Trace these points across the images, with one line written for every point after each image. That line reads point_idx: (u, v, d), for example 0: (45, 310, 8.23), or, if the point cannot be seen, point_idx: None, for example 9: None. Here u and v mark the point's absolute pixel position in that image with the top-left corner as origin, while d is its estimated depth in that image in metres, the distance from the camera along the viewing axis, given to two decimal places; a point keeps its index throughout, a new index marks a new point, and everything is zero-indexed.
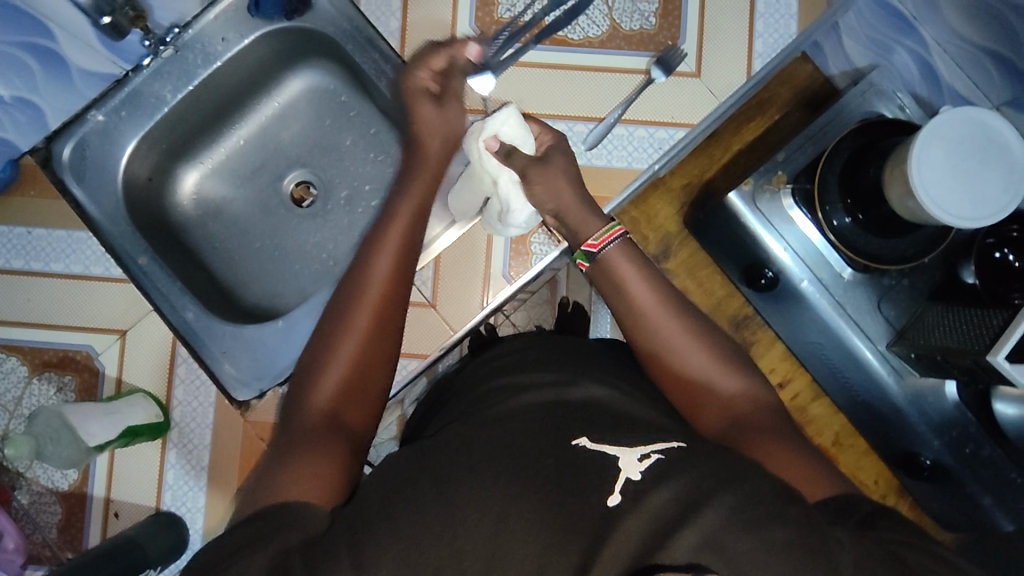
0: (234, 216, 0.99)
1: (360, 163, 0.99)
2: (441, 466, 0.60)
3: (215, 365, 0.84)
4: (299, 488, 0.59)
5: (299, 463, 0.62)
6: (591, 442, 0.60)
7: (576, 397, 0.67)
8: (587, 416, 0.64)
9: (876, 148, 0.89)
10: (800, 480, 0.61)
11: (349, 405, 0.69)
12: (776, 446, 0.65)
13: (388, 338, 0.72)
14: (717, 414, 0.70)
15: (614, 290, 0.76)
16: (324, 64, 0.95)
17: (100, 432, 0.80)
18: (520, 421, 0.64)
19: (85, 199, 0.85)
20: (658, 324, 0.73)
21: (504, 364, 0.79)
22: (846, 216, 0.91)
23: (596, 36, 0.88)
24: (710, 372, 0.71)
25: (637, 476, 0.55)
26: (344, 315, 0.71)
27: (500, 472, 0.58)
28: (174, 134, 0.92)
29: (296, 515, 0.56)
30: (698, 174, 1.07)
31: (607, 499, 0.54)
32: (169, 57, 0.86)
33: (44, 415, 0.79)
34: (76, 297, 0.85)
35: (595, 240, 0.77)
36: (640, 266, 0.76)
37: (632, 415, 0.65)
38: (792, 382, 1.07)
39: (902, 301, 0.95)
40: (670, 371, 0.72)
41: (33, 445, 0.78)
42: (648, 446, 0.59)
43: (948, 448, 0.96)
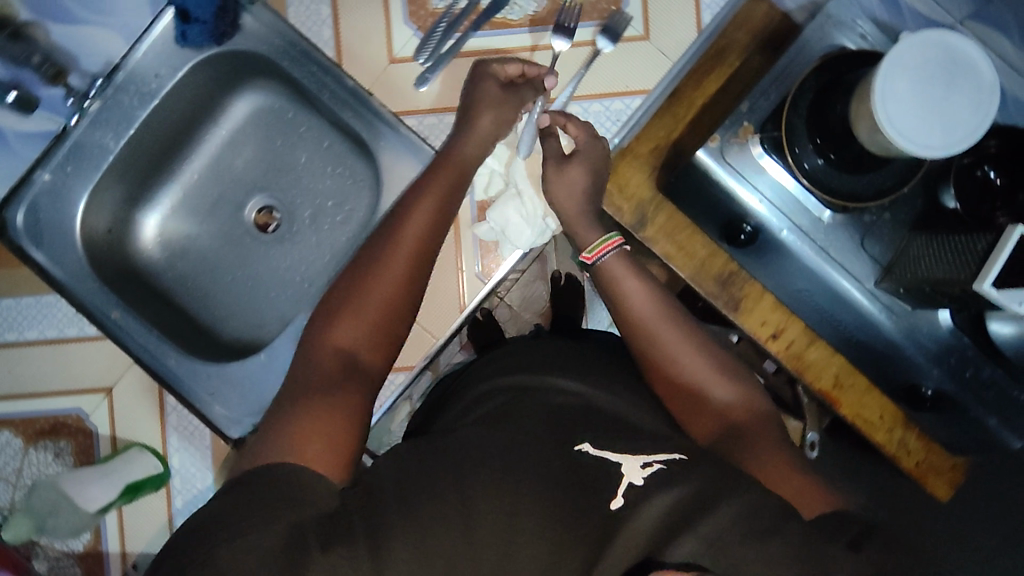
0: (201, 251, 0.97)
1: (318, 178, 0.97)
2: (445, 456, 0.61)
3: (205, 408, 0.83)
4: (313, 444, 0.59)
5: (306, 417, 0.61)
6: (593, 447, 0.63)
7: (569, 402, 0.71)
8: (583, 422, 0.68)
9: (841, 82, 0.86)
10: (797, 497, 0.63)
11: (374, 348, 0.69)
12: (767, 454, 0.67)
13: (399, 317, 0.71)
14: (710, 421, 0.72)
15: (611, 296, 0.78)
16: (268, 85, 0.93)
17: (99, 495, 0.81)
18: (522, 424, 0.67)
19: (47, 262, 0.83)
20: (654, 332, 0.75)
21: (496, 371, 0.81)
22: (818, 157, 0.89)
23: (536, 13, 0.84)
24: (705, 377, 0.73)
25: (640, 482, 0.58)
26: (353, 287, 0.70)
27: (506, 462, 0.60)
28: (126, 180, 0.90)
29: (307, 482, 0.55)
30: (664, 136, 1.04)
31: (611, 503, 0.57)
32: (98, 109, 0.84)
33: (41, 489, 0.81)
34: (56, 362, 0.84)
35: (589, 253, 0.79)
36: (636, 273, 0.78)
37: (621, 415, 0.70)
38: (786, 331, 1.02)
39: (885, 234, 0.94)
40: (666, 378, 0.74)
41: (34, 520, 0.82)
42: (652, 455, 0.61)
43: (948, 375, 0.97)
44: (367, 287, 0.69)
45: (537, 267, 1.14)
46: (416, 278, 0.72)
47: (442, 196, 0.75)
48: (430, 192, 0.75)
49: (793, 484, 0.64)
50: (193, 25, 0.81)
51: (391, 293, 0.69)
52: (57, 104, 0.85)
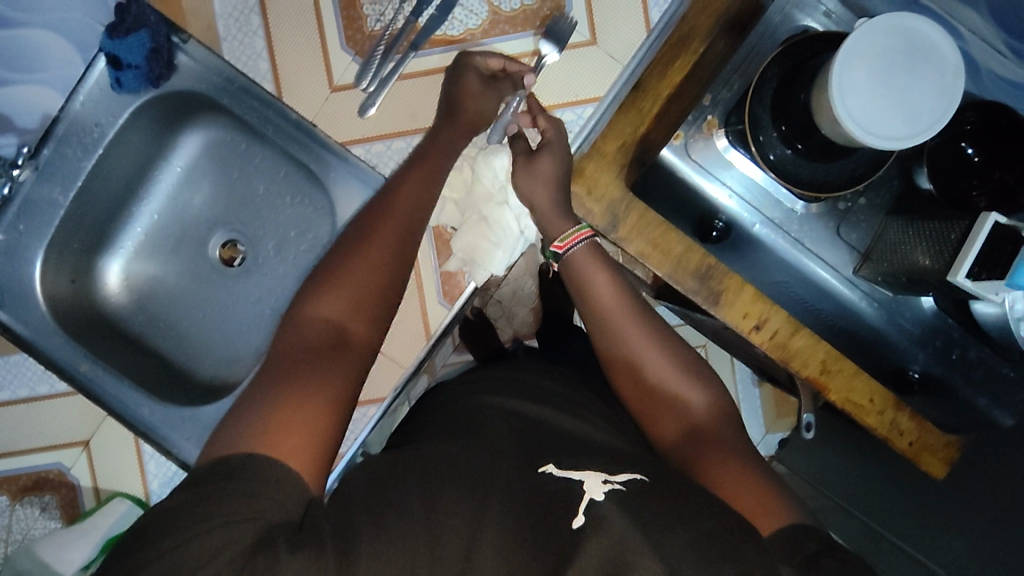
0: (169, 292, 0.97)
1: (277, 208, 0.95)
2: (401, 468, 0.58)
3: (183, 453, 0.84)
4: (289, 438, 0.55)
5: (283, 408, 0.57)
6: (558, 468, 0.60)
7: (536, 424, 0.69)
8: (555, 443, 0.66)
9: (804, 69, 0.82)
10: (755, 512, 0.58)
11: (360, 319, 0.66)
12: (731, 464, 0.63)
13: (383, 306, 0.68)
14: (675, 426, 0.69)
15: (579, 292, 0.75)
16: (214, 119, 0.91)
17: (79, 554, 0.82)
18: (493, 442, 0.64)
19: (10, 320, 0.83)
20: (621, 330, 0.73)
21: (465, 394, 0.78)
22: (785, 147, 0.85)
23: (476, 26, 0.83)
24: (669, 380, 0.70)
25: (601, 498, 0.55)
26: (333, 270, 0.67)
27: (478, 479, 0.57)
28: (83, 230, 0.89)
29: (277, 480, 0.52)
30: (632, 132, 0.97)
31: (571, 523, 0.53)
32: (27, 179, 0.82)
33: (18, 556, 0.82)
34: (31, 420, 0.85)
35: (561, 243, 0.77)
36: (604, 267, 0.76)
37: (589, 437, 0.68)
38: (768, 322, 0.97)
39: (863, 220, 0.91)
40: (630, 380, 0.72)
41: None
42: (613, 476, 0.58)
43: (934, 358, 0.95)
44: (346, 274, 0.67)
45: (524, 262, 1.06)
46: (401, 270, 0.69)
47: (424, 187, 0.74)
48: (414, 181, 0.73)
49: (750, 497, 0.60)
50: (127, 70, 0.79)
51: (366, 279, 0.66)
52: None
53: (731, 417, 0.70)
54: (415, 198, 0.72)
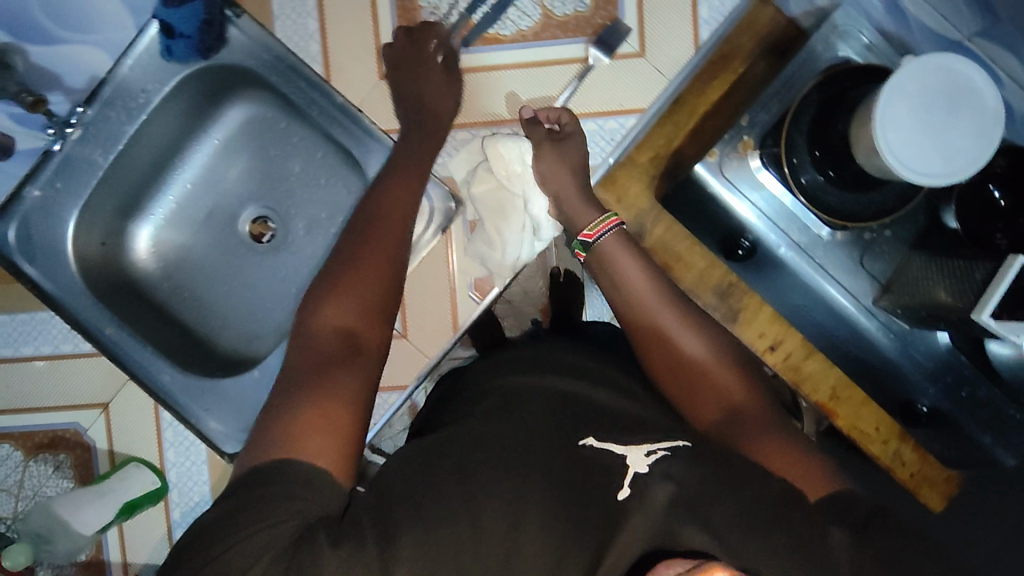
0: (197, 262, 0.97)
1: (312, 189, 0.96)
2: (449, 451, 0.59)
3: (201, 423, 0.84)
4: (317, 436, 0.57)
5: (311, 411, 0.59)
6: (597, 442, 0.60)
7: (555, 399, 0.68)
8: (585, 418, 0.65)
9: (845, 99, 0.83)
10: (801, 477, 0.60)
11: (369, 325, 0.67)
12: (776, 442, 0.64)
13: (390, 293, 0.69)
14: (714, 406, 0.69)
15: (611, 278, 0.75)
16: (260, 96, 0.91)
17: (96, 516, 0.82)
18: (531, 412, 0.65)
19: (40, 277, 0.84)
20: (652, 312, 0.73)
21: (494, 376, 0.77)
22: (817, 173, 0.87)
23: (528, 28, 0.82)
24: (707, 364, 0.71)
25: (645, 470, 0.55)
26: (345, 274, 0.68)
27: (510, 459, 0.58)
28: (118, 193, 0.90)
29: (314, 481, 0.54)
30: (665, 144, 1.01)
31: (617, 493, 0.54)
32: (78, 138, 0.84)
33: (36, 514, 0.83)
34: (54, 377, 0.85)
35: (591, 231, 0.77)
36: (633, 254, 0.76)
37: (611, 410, 0.67)
38: (783, 343, 1.01)
39: (886, 253, 0.92)
40: (667, 363, 0.71)
41: (29, 549, 0.83)
42: (656, 445, 0.59)
43: (944, 394, 0.96)
44: (353, 271, 0.68)
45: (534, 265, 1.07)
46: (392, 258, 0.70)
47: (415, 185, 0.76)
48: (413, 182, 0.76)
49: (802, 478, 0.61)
50: (178, 40, 0.80)
51: (376, 279, 0.68)
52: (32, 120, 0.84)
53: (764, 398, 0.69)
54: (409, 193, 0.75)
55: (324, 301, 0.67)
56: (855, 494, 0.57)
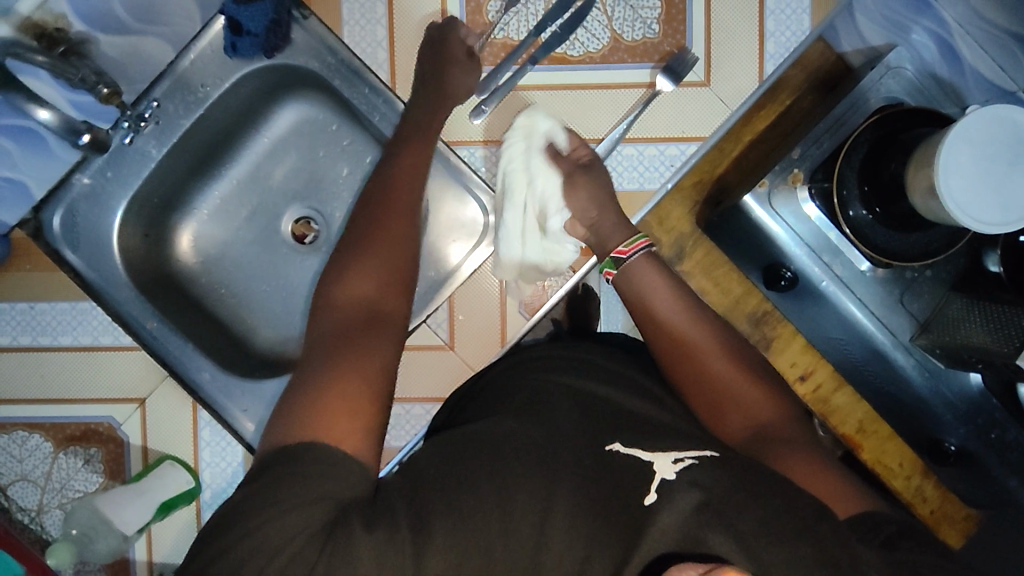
0: (236, 258, 0.96)
1: (358, 192, 0.95)
2: (480, 451, 0.57)
3: (237, 423, 0.83)
4: (341, 421, 0.57)
5: (329, 389, 0.58)
6: (624, 446, 0.59)
7: (580, 398, 0.67)
8: (609, 417, 0.63)
9: (897, 140, 0.85)
10: (832, 494, 0.62)
11: (387, 300, 0.67)
12: (807, 465, 0.64)
13: (405, 276, 0.69)
14: (740, 422, 0.70)
15: (639, 297, 0.75)
16: (314, 97, 0.91)
17: (136, 516, 0.80)
18: (557, 412, 0.64)
19: (83, 266, 0.82)
20: (681, 330, 0.73)
21: (512, 376, 0.75)
22: (863, 208, 0.88)
23: (596, 50, 0.83)
24: (735, 382, 0.71)
25: (673, 477, 0.55)
26: (358, 263, 0.68)
27: (543, 456, 0.57)
28: (165, 186, 0.88)
29: (336, 463, 0.54)
30: (709, 170, 1.02)
31: (642, 498, 0.53)
32: (151, 129, 0.83)
33: (78, 511, 0.80)
34: (91, 368, 0.84)
35: (625, 248, 0.76)
36: (663, 274, 0.76)
37: (634, 410, 0.66)
38: (814, 373, 1.06)
39: (926, 292, 0.93)
40: (694, 373, 0.72)
41: (73, 550, 0.79)
42: (682, 452, 0.58)
43: (973, 434, 0.96)
44: (370, 251, 0.69)
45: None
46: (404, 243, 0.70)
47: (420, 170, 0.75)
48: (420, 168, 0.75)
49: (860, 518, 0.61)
50: (245, 38, 0.79)
51: (390, 258, 0.69)
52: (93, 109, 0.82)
53: (791, 413, 0.71)
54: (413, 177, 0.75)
55: (340, 286, 0.67)
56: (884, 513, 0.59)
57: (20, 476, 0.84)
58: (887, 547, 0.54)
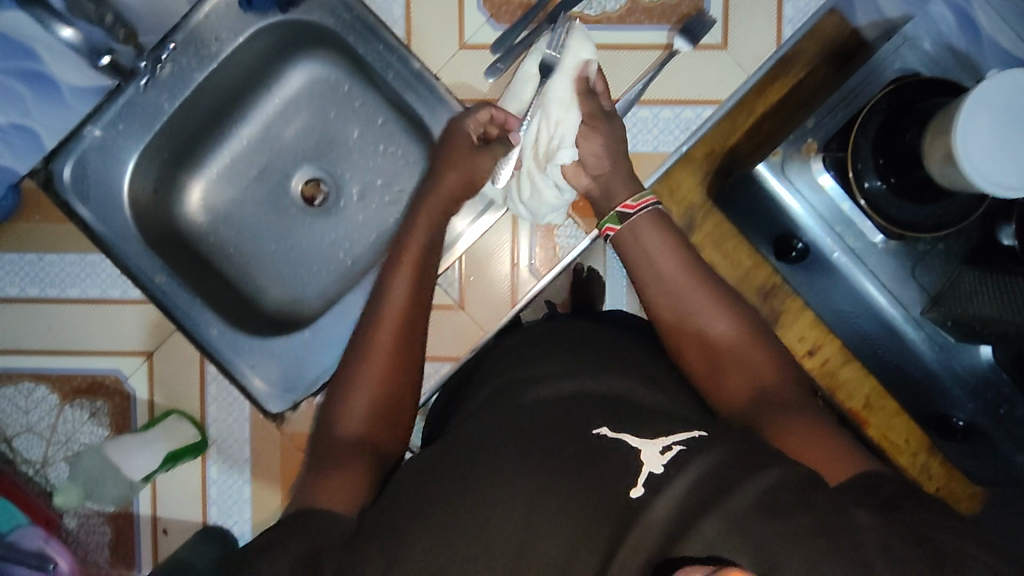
0: (246, 218, 0.96)
1: (369, 155, 0.95)
2: (468, 449, 0.56)
3: (245, 379, 0.83)
4: (334, 490, 0.58)
5: (328, 470, 0.60)
6: (611, 431, 0.54)
7: (564, 387, 0.62)
8: (596, 403, 0.59)
9: (913, 110, 0.83)
10: (826, 463, 0.55)
11: (396, 385, 0.68)
12: (809, 429, 0.58)
13: (413, 336, 0.70)
14: (744, 385, 0.65)
15: (638, 257, 0.72)
16: (326, 56, 0.90)
17: (143, 464, 0.82)
18: (533, 406, 0.60)
19: (92, 218, 0.82)
20: (681, 296, 0.70)
21: (509, 357, 0.74)
22: (878, 179, 0.87)
23: (613, 11, 0.83)
24: (742, 349, 0.67)
25: (661, 470, 0.49)
26: (371, 328, 0.70)
27: (530, 453, 0.54)
28: (175, 141, 0.87)
29: (321, 518, 0.54)
30: (721, 142, 1.02)
31: (628, 491, 0.49)
32: (168, 73, 0.81)
33: (87, 456, 0.83)
34: (98, 321, 0.84)
35: (632, 203, 0.73)
36: (666, 234, 0.73)
37: (624, 395, 0.61)
38: (822, 348, 1.07)
39: (937, 265, 0.91)
40: (692, 344, 0.69)
41: (81, 488, 0.83)
42: (670, 437, 0.52)
43: (982, 410, 0.96)
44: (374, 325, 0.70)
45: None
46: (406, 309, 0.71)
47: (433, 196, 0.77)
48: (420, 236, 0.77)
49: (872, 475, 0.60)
50: None
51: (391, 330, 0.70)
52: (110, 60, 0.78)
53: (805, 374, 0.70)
54: (431, 221, 0.79)
55: (349, 369, 0.69)
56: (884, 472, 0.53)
57: (25, 428, 0.84)
58: (886, 508, 0.48)
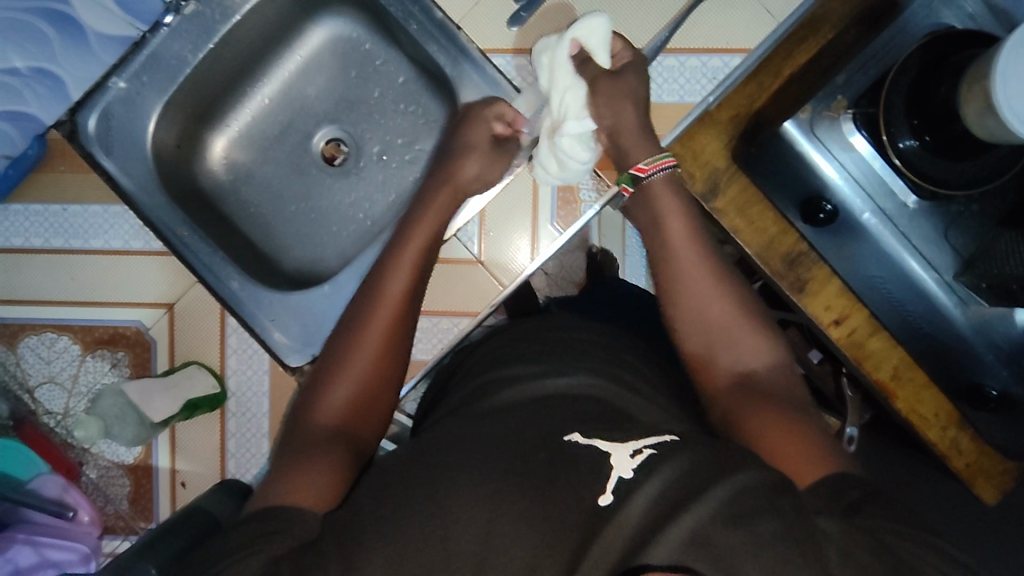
0: (266, 179, 0.96)
1: (389, 115, 0.94)
2: (439, 451, 0.57)
3: (265, 333, 0.83)
4: (307, 486, 0.58)
5: (303, 463, 0.60)
6: (582, 438, 0.56)
7: (535, 390, 0.64)
8: (569, 406, 0.61)
9: (946, 63, 0.80)
10: (790, 460, 0.56)
11: (374, 391, 0.67)
12: (784, 424, 0.59)
13: (395, 350, 0.70)
14: (727, 371, 0.66)
15: (652, 221, 0.73)
16: (349, 12, 0.90)
17: (162, 407, 0.82)
18: (522, 412, 0.60)
19: (116, 170, 0.82)
20: (687, 268, 0.69)
21: (490, 358, 0.74)
22: (912, 138, 0.84)
23: None
24: (733, 326, 0.67)
25: (630, 474, 0.51)
26: (360, 324, 0.70)
27: (505, 461, 0.54)
28: (198, 96, 0.87)
29: (293, 517, 0.54)
30: (747, 104, 1.00)
31: (599, 497, 0.50)
32: (191, 13, 0.81)
33: (108, 395, 0.83)
34: (121, 272, 0.86)
35: (645, 166, 0.75)
36: (680, 202, 0.74)
37: (596, 398, 0.62)
38: (848, 318, 1.03)
39: (972, 228, 0.88)
40: (693, 328, 0.68)
41: (100, 424, 0.82)
42: (641, 442, 0.55)
43: (1016, 378, 0.93)
44: (360, 326, 0.70)
45: (575, 237, 1.02)
46: (399, 310, 0.71)
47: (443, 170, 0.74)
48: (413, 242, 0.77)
49: None
50: None
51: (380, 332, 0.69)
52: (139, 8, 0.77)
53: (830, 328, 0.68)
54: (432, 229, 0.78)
55: (334, 365, 0.68)
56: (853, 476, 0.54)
57: (48, 378, 0.86)
58: (848, 513, 0.50)
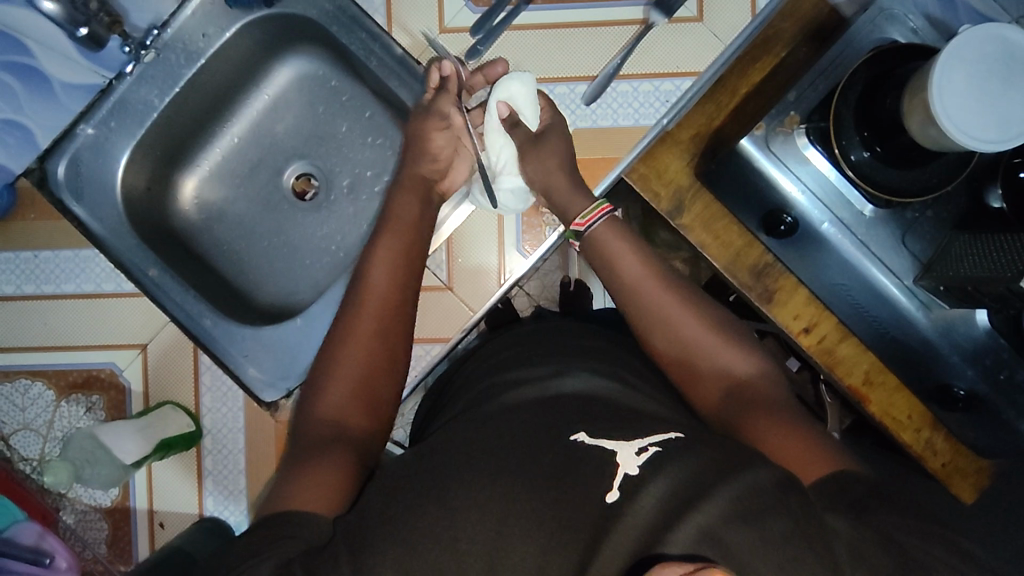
0: (239, 215, 0.97)
1: (358, 149, 0.96)
2: (447, 454, 0.57)
3: (239, 369, 0.84)
4: (313, 489, 0.58)
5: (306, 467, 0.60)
6: (589, 437, 0.56)
7: (561, 387, 0.64)
8: (553, 407, 0.60)
9: (892, 76, 0.82)
10: (794, 459, 0.58)
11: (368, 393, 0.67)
12: (788, 430, 0.60)
13: (387, 373, 0.68)
14: (717, 387, 0.66)
15: (608, 267, 0.72)
16: (313, 50, 0.92)
17: (134, 448, 0.83)
18: (529, 415, 0.60)
19: (86, 216, 0.83)
20: (654, 297, 0.69)
21: (490, 364, 0.75)
22: (864, 150, 0.86)
23: None
24: (708, 344, 0.68)
25: (637, 471, 0.52)
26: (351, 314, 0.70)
27: (502, 464, 0.55)
28: (165, 138, 0.88)
29: (301, 519, 0.54)
30: (707, 123, 1.02)
31: (606, 496, 0.51)
32: (152, 61, 0.82)
33: (76, 438, 0.84)
34: (92, 316, 0.86)
35: (583, 219, 0.75)
36: (633, 244, 0.73)
37: (612, 396, 0.63)
38: (817, 326, 1.03)
39: (927, 232, 0.91)
40: (674, 348, 0.68)
41: (70, 468, 0.83)
42: (647, 438, 0.55)
43: (981, 376, 0.95)
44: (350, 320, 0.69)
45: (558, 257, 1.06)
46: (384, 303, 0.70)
47: None
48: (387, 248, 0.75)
49: None
50: None
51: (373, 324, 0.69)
52: (109, 58, 0.81)
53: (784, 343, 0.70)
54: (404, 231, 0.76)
55: (331, 362, 0.68)
56: (865, 477, 0.56)
57: (22, 425, 0.87)
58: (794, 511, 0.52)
